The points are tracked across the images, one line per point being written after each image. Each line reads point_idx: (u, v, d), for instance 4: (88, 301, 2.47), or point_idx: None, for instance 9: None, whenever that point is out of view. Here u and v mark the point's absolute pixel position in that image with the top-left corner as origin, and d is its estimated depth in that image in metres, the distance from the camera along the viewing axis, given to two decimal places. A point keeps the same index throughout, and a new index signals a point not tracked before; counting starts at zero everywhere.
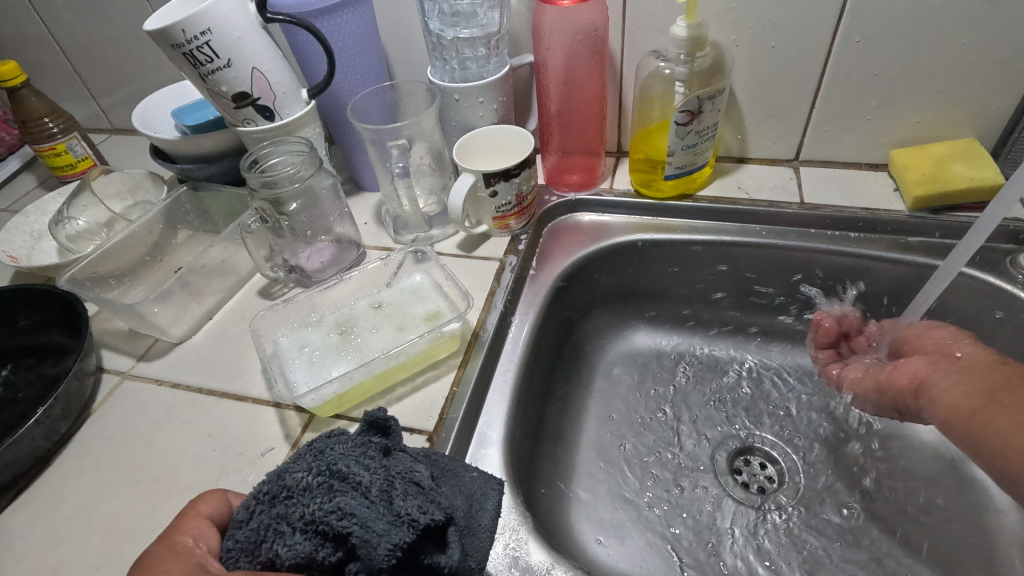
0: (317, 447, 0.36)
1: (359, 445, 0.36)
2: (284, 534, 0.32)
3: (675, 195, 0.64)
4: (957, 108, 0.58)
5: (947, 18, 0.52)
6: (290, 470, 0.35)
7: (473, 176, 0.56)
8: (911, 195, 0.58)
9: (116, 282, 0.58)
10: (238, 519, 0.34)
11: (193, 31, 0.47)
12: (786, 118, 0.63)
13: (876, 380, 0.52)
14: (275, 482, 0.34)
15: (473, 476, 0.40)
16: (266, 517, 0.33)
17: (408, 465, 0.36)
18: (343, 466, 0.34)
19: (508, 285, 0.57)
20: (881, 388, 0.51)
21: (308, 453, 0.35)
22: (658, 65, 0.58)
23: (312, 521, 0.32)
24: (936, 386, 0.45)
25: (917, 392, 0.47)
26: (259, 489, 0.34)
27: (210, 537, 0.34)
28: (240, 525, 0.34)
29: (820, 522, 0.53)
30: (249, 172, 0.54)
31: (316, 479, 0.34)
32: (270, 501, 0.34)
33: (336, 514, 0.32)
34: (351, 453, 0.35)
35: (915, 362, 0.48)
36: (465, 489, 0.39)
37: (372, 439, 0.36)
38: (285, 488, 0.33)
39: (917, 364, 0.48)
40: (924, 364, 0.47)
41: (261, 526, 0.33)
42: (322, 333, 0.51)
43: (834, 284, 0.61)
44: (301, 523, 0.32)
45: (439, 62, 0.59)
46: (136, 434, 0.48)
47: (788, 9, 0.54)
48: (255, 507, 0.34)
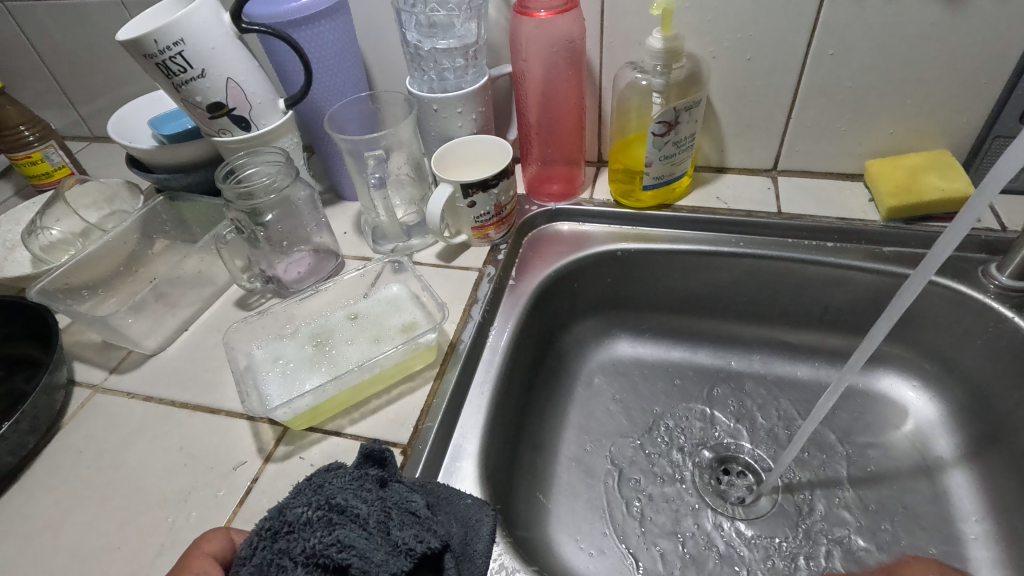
0: (315, 481, 0.37)
1: (356, 477, 0.37)
2: (286, 568, 0.33)
3: (654, 205, 0.64)
4: (929, 119, 0.59)
5: (918, 30, 0.53)
6: (291, 505, 0.35)
7: (451, 187, 0.56)
8: (884, 206, 0.58)
9: (89, 294, 0.57)
10: (241, 556, 0.34)
11: (165, 42, 0.47)
12: (763, 129, 0.64)
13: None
14: (275, 518, 0.35)
15: (469, 503, 0.39)
16: (268, 552, 0.34)
17: (404, 495, 0.37)
18: (341, 499, 0.35)
19: (486, 297, 0.57)
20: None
21: (307, 487, 0.36)
22: (634, 76, 0.58)
23: (313, 554, 0.33)
24: None
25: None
26: (260, 525, 0.34)
27: (215, 574, 0.34)
28: (244, 561, 0.34)
29: (795, 532, 0.53)
30: (224, 183, 0.53)
31: (317, 512, 0.35)
32: (272, 537, 0.34)
33: (336, 547, 0.33)
34: (348, 486, 0.36)
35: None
36: (460, 516, 0.39)
37: (369, 471, 0.38)
38: (287, 523, 0.34)
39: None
40: None
41: (263, 561, 0.33)
42: (296, 346, 0.50)
43: (812, 293, 0.61)
44: (302, 557, 0.33)
45: (417, 72, 0.59)
46: (106, 449, 0.48)
47: (762, 21, 0.55)
48: (256, 543, 0.34)
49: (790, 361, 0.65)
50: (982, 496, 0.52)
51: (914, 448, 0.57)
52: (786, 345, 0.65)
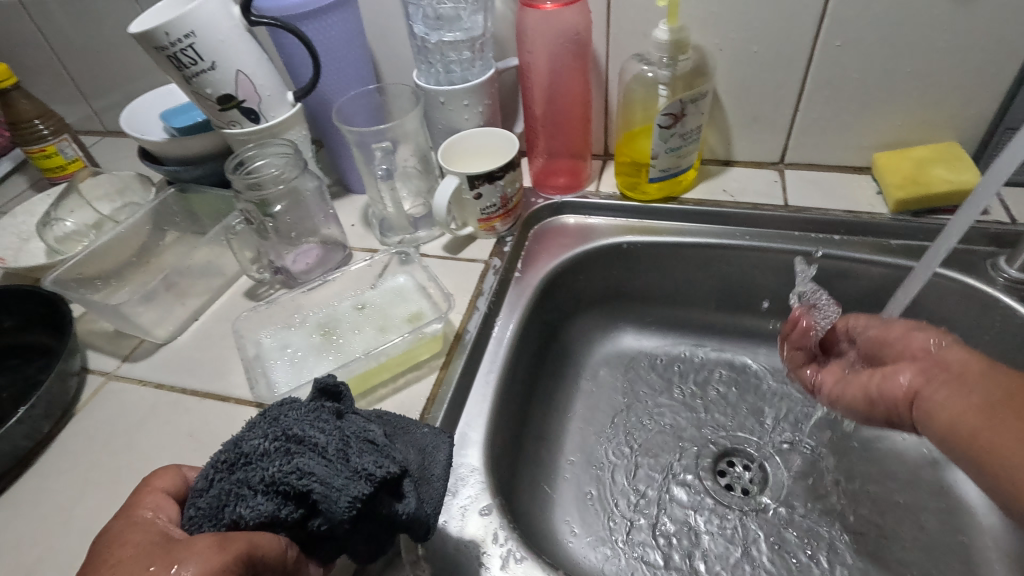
0: (271, 415, 0.35)
1: (311, 410, 0.36)
2: (244, 497, 0.32)
3: (660, 198, 0.65)
4: (938, 111, 0.58)
5: (926, 22, 0.53)
6: (246, 438, 0.34)
7: (458, 178, 0.56)
8: (892, 198, 0.58)
9: (101, 284, 0.58)
10: (196, 488, 0.33)
11: (176, 34, 0.47)
12: (770, 121, 0.63)
13: (862, 387, 0.45)
14: (231, 450, 0.33)
15: (425, 432, 0.40)
16: (226, 483, 0.32)
17: (362, 426, 0.36)
18: (298, 430, 0.34)
19: (491, 289, 0.57)
20: (869, 398, 0.44)
21: (262, 421, 0.35)
22: (639, 69, 0.58)
23: (273, 482, 0.32)
24: (934, 399, 0.38)
25: (912, 402, 0.40)
26: (216, 459, 0.33)
27: (169, 509, 0.33)
28: (200, 493, 0.33)
29: (799, 525, 0.53)
30: (234, 173, 0.54)
31: (273, 444, 0.33)
32: (229, 469, 0.33)
33: (296, 474, 0.32)
34: (305, 417, 0.35)
35: (908, 368, 0.41)
36: (417, 444, 0.39)
37: (324, 403, 0.37)
38: (243, 455, 0.33)
39: (904, 375, 0.41)
40: (914, 375, 0.40)
41: (222, 492, 0.32)
42: (304, 335, 0.51)
43: (819, 287, 0.61)
44: (262, 485, 0.32)
45: (424, 65, 0.59)
46: (118, 434, 0.49)
47: (768, 13, 0.55)
48: (214, 476, 0.33)
49: None
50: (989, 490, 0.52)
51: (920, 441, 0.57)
52: None
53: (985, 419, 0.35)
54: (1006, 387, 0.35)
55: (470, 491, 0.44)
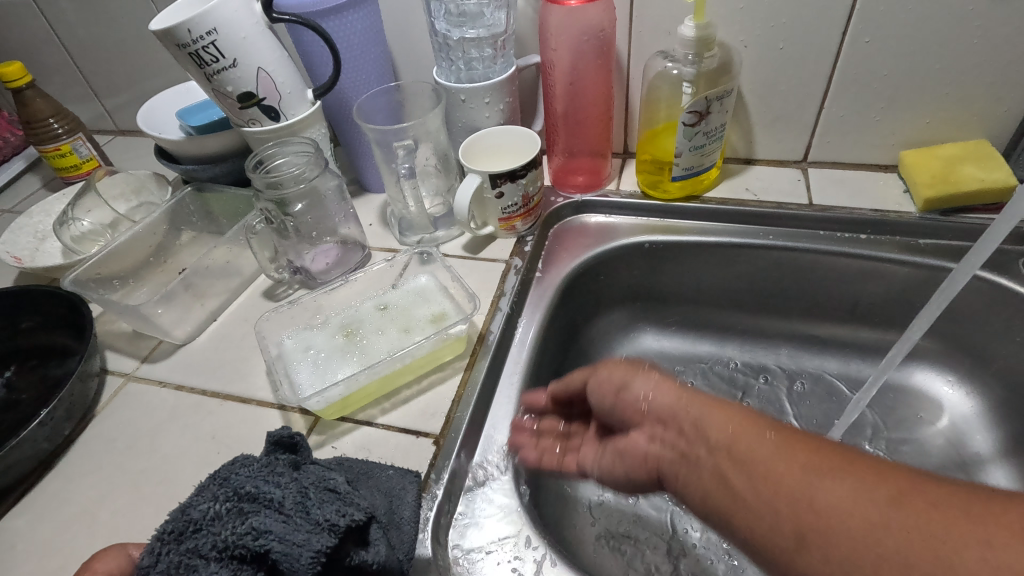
0: (222, 475, 0.36)
1: (266, 465, 0.37)
2: (199, 565, 0.32)
3: (682, 197, 0.64)
4: (968, 109, 0.57)
5: (958, 18, 0.52)
6: (195, 503, 0.34)
7: (479, 177, 0.56)
8: (920, 197, 0.57)
9: (119, 284, 0.58)
10: (144, 565, 0.33)
11: (198, 31, 0.47)
12: (794, 119, 0.63)
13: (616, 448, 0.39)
14: (180, 518, 0.34)
15: (390, 474, 0.40)
16: (175, 555, 0.33)
17: (321, 475, 0.36)
18: (251, 488, 0.34)
19: (513, 289, 0.57)
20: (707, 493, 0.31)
21: (213, 483, 0.35)
22: (664, 66, 0.57)
23: (227, 547, 0.32)
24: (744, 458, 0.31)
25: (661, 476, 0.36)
26: (163, 529, 0.34)
27: None
28: (149, 568, 0.33)
29: None
30: (254, 173, 0.53)
31: (224, 506, 0.34)
32: (177, 539, 0.33)
33: (251, 535, 0.32)
34: (257, 473, 0.35)
35: (763, 450, 0.30)
36: (384, 488, 0.39)
37: (279, 456, 0.37)
38: (192, 522, 0.33)
39: (704, 472, 0.32)
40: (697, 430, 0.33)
41: (172, 564, 0.32)
42: (326, 336, 0.50)
43: (844, 287, 0.60)
44: (215, 551, 0.32)
45: (445, 62, 0.59)
46: (138, 437, 0.48)
47: (796, 9, 0.54)
48: (160, 548, 0.33)
49: (819, 355, 0.64)
50: None
51: (949, 445, 0.56)
52: (815, 339, 0.64)
53: (861, 526, 0.25)
54: (885, 487, 0.26)
55: (500, 494, 0.44)
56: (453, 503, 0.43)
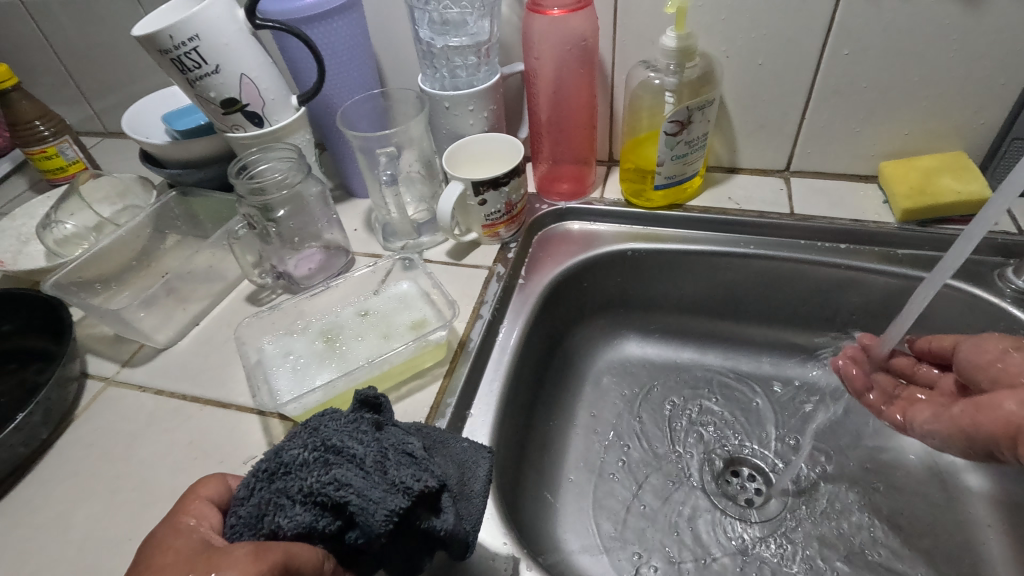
0: (312, 424, 0.35)
1: (352, 420, 0.35)
2: (284, 507, 0.32)
3: (665, 205, 0.64)
4: (945, 121, 0.58)
5: (934, 32, 0.53)
6: (288, 447, 0.34)
7: (462, 184, 0.56)
8: (899, 207, 0.58)
9: (101, 288, 0.58)
10: (239, 496, 0.33)
11: (180, 37, 0.47)
12: (776, 129, 0.63)
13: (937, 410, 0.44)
14: (272, 459, 0.33)
15: (465, 446, 0.39)
16: (266, 492, 0.32)
17: (401, 438, 0.35)
18: (337, 441, 0.33)
19: (495, 296, 0.57)
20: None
21: (303, 430, 0.35)
22: (647, 75, 0.58)
23: (312, 492, 0.32)
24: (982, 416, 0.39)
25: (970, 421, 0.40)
26: (258, 467, 0.33)
27: (213, 517, 0.33)
28: (242, 501, 0.33)
29: (802, 534, 0.53)
30: (237, 178, 0.54)
31: (313, 454, 0.33)
32: (269, 478, 0.33)
33: (334, 485, 0.32)
34: (344, 428, 0.34)
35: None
36: (456, 458, 0.39)
37: (365, 415, 0.36)
38: (282, 464, 0.33)
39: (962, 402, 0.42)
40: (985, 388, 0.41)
41: (261, 501, 0.32)
42: (307, 341, 0.50)
43: (824, 296, 0.61)
44: (300, 495, 0.32)
45: (429, 70, 0.59)
46: (117, 441, 0.48)
47: (776, 21, 0.55)
48: (254, 484, 0.33)
49: (800, 363, 0.64)
50: (997, 501, 0.52)
51: (927, 453, 0.57)
52: (797, 348, 0.64)
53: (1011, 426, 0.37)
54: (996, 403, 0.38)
55: None
56: None
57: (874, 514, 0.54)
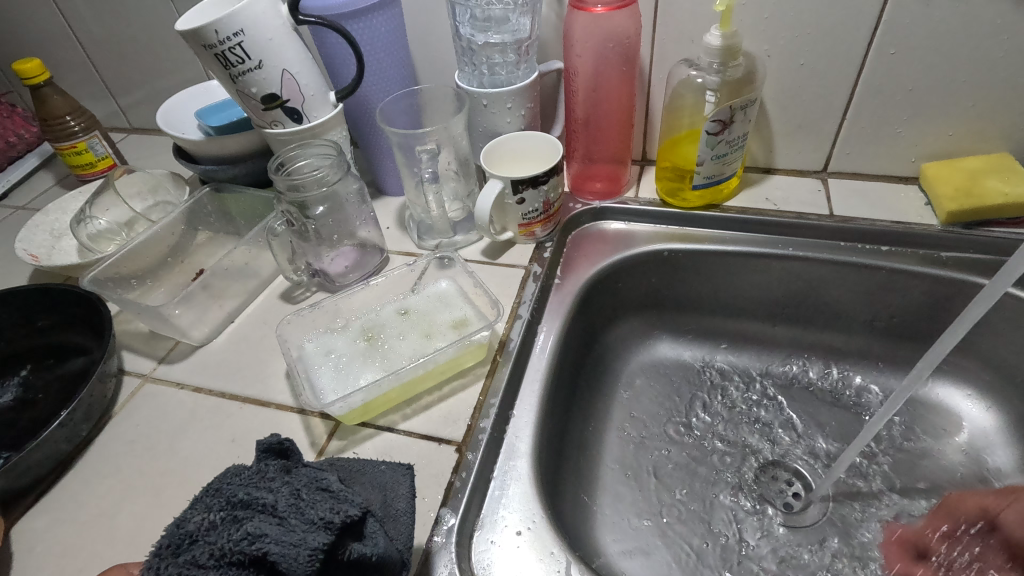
0: (214, 485, 0.35)
1: (257, 471, 0.36)
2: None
3: (701, 206, 0.64)
4: (991, 122, 0.57)
5: (985, 32, 0.52)
6: (188, 516, 0.33)
7: (501, 183, 0.55)
8: (943, 210, 0.57)
9: (137, 284, 0.58)
10: None
11: (225, 32, 0.47)
12: (815, 130, 0.62)
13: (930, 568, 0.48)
14: (175, 533, 0.33)
15: (382, 470, 0.41)
16: (173, 569, 0.32)
17: (313, 476, 0.36)
18: (243, 495, 0.34)
19: (533, 296, 0.56)
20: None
21: (204, 494, 0.34)
22: (689, 74, 0.57)
23: (225, 554, 0.31)
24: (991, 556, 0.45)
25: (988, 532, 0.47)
26: (157, 545, 0.33)
27: None
28: None
29: (845, 539, 0.52)
30: (276, 174, 0.53)
31: (220, 514, 0.33)
32: (173, 554, 0.32)
33: (247, 540, 0.31)
34: (248, 482, 0.35)
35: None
36: (378, 484, 0.40)
37: (270, 462, 0.37)
38: (187, 534, 0.32)
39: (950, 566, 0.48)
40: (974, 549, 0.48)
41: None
42: (347, 340, 0.50)
43: (864, 298, 0.60)
44: (212, 560, 0.31)
45: (468, 67, 0.59)
46: (157, 438, 0.48)
47: (821, 19, 0.54)
48: (158, 565, 0.32)
49: (837, 367, 0.63)
50: None
51: (970, 458, 0.56)
52: (834, 351, 0.64)
53: None
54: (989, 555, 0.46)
55: (523, 504, 0.43)
56: (477, 509, 0.42)
57: (919, 521, 0.53)
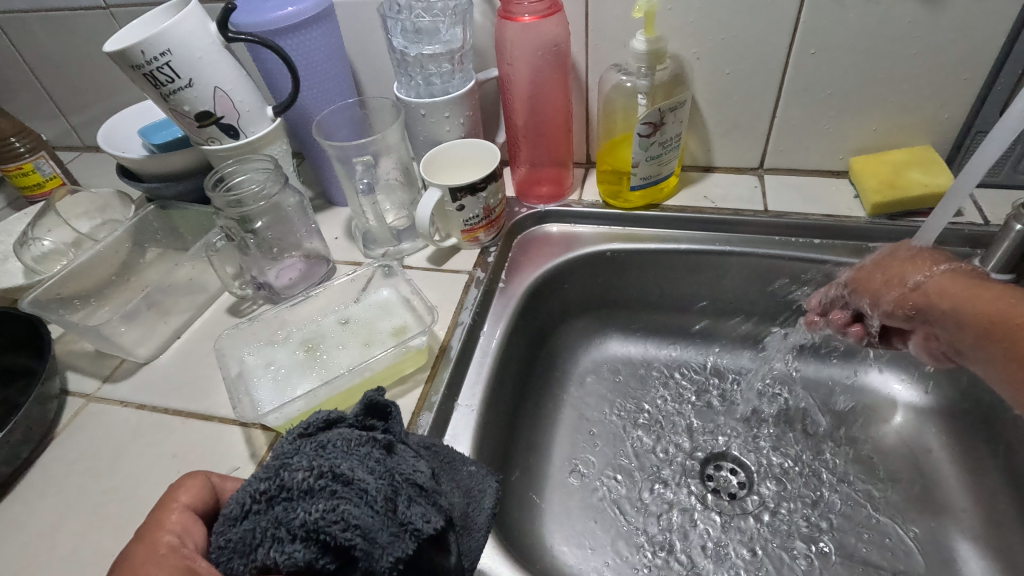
0: (319, 440, 0.33)
1: (363, 442, 0.34)
2: (282, 539, 0.30)
3: (643, 206, 0.65)
4: (912, 116, 0.60)
5: (897, 29, 0.54)
6: (289, 466, 0.32)
7: (440, 191, 0.56)
8: (869, 202, 0.59)
9: (81, 304, 0.57)
10: (230, 515, 0.32)
11: (152, 53, 0.47)
12: (748, 128, 0.64)
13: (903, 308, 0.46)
14: (272, 479, 0.32)
15: (472, 471, 0.40)
16: (263, 519, 0.31)
17: (413, 465, 0.34)
18: (346, 470, 0.32)
19: (474, 301, 0.57)
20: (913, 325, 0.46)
21: (308, 446, 0.33)
22: (619, 79, 0.59)
23: (313, 529, 0.30)
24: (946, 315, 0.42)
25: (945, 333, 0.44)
26: (255, 486, 0.32)
27: (193, 530, 0.33)
28: (234, 522, 0.32)
29: (787, 528, 0.54)
30: (214, 190, 0.53)
31: (318, 481, 0.31)
32: (266, 502, 0.31)
33: (340, 524, 0.30)
34: (352, 453, 0.33)
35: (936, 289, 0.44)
36: (463, 485, 0.39)
37: (377, 435, 0.35)
38: (284, 488, 0.31)
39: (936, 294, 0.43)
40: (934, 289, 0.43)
41: (258, 528, 0.31)
42: (288, 351, 0.51)
43: (802, 289, 0.62)
44: (301, 531, 0.30)
45: (405, 78, 0.60)
46: (100, 457, 0.48)
47: (744, 23, 0.56)
48: (250, 506, 0.31)
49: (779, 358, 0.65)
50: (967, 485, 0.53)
51: (902, 440, 0.58)
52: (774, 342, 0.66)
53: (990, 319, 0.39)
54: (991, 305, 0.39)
55: None
56: None
57: (855, 505, 0.54)
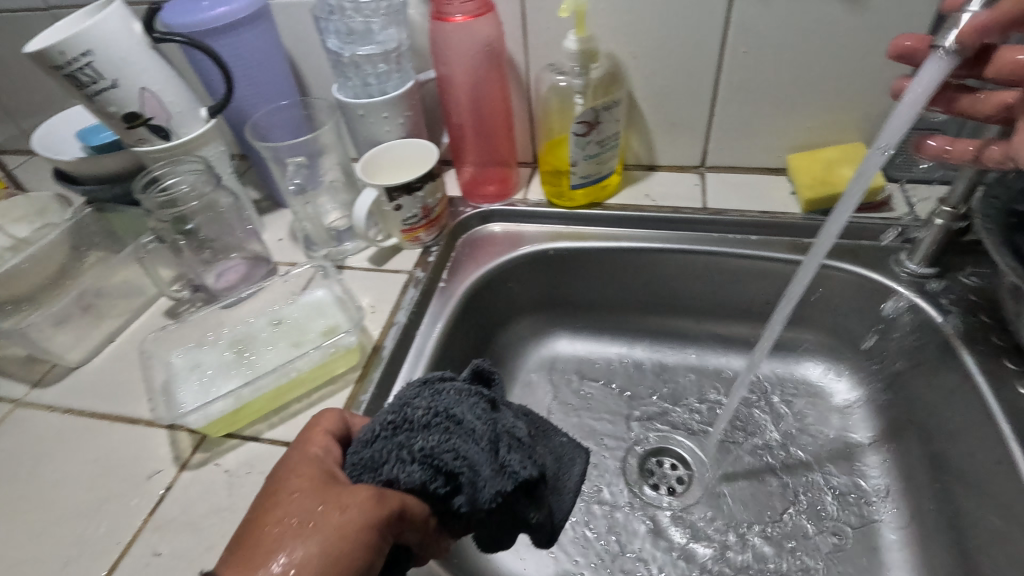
0: (434, 386, 0.37)
1: (471, 394, 0.37)
2: (403, 460, 0.34)
3: (586, 203, 0.65)
4: (843, 114, 0.61)
5: (822, 28, 0.55)
6: (412, 404, 0.36)
7: (377, 191, 0.56)
8: (803, 197, 0.60)
9: (12, 309, 0.55)
10: (362, 438, 0.35)
11: (71, 53, 0.47)
12: (688, 126, 0.65)
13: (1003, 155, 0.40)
14: (398, 412, 0.36)
15: (563, 442, 0.43)
16: (387, 443, 0.35)
17: (513, 420, 0.37)
18: (458, 411, 0.35)
19: (412, 301, 0.57)
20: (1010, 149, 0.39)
21: (427, 391, 0.37)
22: (555, 79, 0.59)
23: (428, 454, 0.34)
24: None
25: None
26: (385, 417, 0.35)
27: (334, 449, 0.37)
28: (364, 446, 0.35)
29: (723, 522, 0.54)
30: (144, 193, 0.54)
31: (434, 418, 0.35)
32: (391, 431, 0.35)
33: (451, 454, 0.34)
34: (462, 399, 0.36)
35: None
36: (556, 452, 0.42)
37: (482, 390, 0.38)
38: (409, 420, 0.35)
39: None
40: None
41: (384, 451, 0.34)
42: (217, 352, 0.50)
43: (741, 285, 0.62)
44: (420, 454, 0.34)
45: (342, 78, 0.60)
46: (23, 462, 0.47)
47: (675, 22, 0.56)
48: (376, 433, 0.35)
49: (722, 353, 0.66)
50: (896, 475, 0.54)
51: (837, 432, 0.59)
52: (717, 338, 0.66)
53: None
54: None
55: None
56: None
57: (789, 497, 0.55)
